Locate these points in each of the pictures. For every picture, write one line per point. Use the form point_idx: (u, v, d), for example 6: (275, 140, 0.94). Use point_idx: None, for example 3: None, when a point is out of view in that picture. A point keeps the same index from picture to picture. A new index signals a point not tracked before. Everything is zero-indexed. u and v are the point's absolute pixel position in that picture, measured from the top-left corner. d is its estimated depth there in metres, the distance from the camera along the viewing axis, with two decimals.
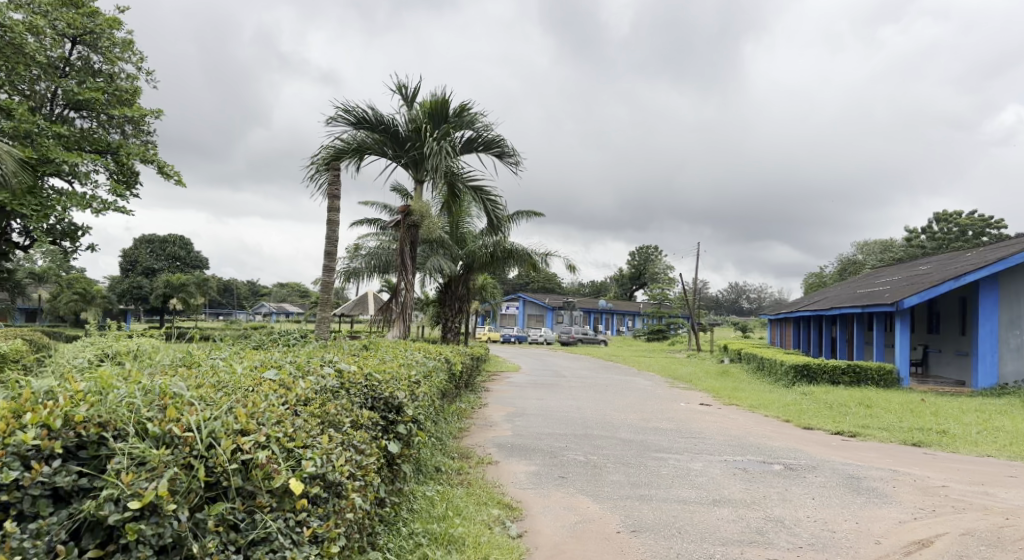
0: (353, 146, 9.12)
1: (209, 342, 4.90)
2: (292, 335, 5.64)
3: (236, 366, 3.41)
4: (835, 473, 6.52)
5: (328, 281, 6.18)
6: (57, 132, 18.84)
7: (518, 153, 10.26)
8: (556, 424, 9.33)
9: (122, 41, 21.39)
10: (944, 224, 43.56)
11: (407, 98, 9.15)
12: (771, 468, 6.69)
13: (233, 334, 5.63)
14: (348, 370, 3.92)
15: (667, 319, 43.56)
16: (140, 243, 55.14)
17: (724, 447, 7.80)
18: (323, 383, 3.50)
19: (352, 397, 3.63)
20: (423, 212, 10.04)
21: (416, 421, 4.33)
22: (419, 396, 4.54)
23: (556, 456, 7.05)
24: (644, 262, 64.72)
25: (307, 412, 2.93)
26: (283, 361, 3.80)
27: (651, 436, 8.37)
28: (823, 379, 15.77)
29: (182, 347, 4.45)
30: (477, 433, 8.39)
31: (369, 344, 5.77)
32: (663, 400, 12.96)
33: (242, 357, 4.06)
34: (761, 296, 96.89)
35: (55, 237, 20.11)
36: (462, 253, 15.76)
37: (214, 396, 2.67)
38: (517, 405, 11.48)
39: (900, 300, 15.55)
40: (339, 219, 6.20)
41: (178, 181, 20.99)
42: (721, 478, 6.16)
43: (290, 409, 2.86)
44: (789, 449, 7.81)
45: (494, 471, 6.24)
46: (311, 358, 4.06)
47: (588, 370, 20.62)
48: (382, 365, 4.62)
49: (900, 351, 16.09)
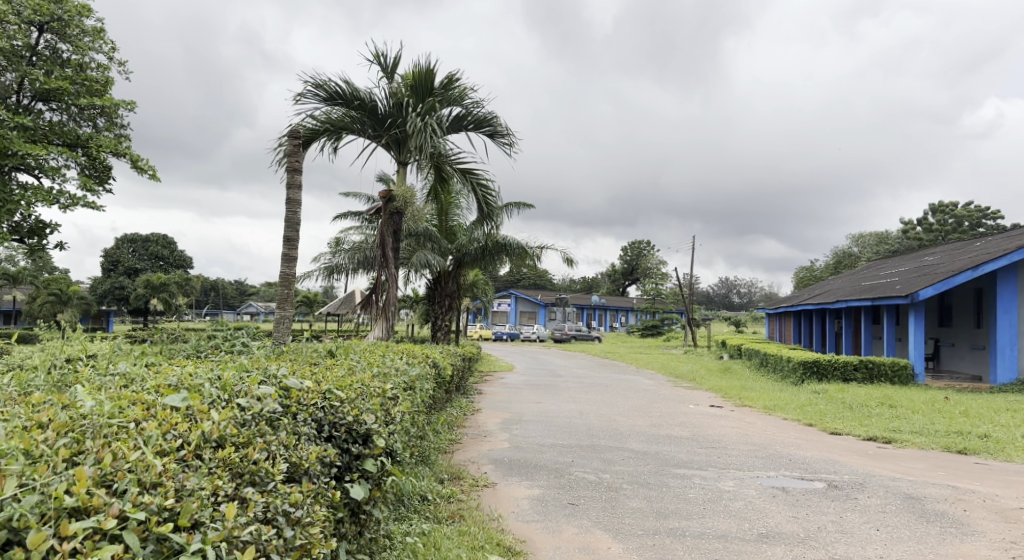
0: (326, 125, 8.11)
1: (123, 349, 3.79)
2: (238, 335, 4.55)
3: (121, 392, 2.37)
4: (890, 493, 5.62)
5: (288, 273, 5.17)
6: (19, 123, 17.56)
7: (512, 132, 9.22)
8: (559, 433, 8.34)
9: (92, 29, 20.14)
10: (940, 214, 43.07)
11: (386, 68, 8.10)
12: (814, 487, 5.78)
13: (163, 338, 4.54)
14: (296, 389, 2.90)
15: (661, 314, 42.72)
16: (121, 242, 53.36)
17: (751, 459, 6.85)
18: (254, 409, 2.50)
19: (298, 430, 2.63)
20: (406, 197, 9.00)
21: (392, 451, 3.30)
22: (397, 416, 3.51)
23: (562, 474, 6.05)
24: (636, 258, 63.91)
25: (207, 466, 1.92)
26: (202, 377, 2.77)
27: (667, 447, 7.40)
28: (835, 376, 14.85)
29: (76, 360, 3.30)
30: (470, 446, 7.39)
31: (337, 348, 4.72)
32: (670, 401, 12.01)
33: (156, 371, 3.01)
34: (751, 291, 96.54)
35: (21, 235, 18.83)
36: (451, 247, 14.64)
37: (42, 447, 1.65)
38: (514, 410, 10.47)
39: (914, 292, 14.60)
40: (300, 198, 5.19)
41: (153, 175, 19.84)
42: (761, 502, 5.22)
43: (179, 462, 1.86)
44: (825, 461, 6.89)
45: (489, 498, 5.22)
46: (248, 370, 3.03)
47: (584, 368, 19.65)
48: (347, 376, 3.57)
49: (915, 346, 15.18)
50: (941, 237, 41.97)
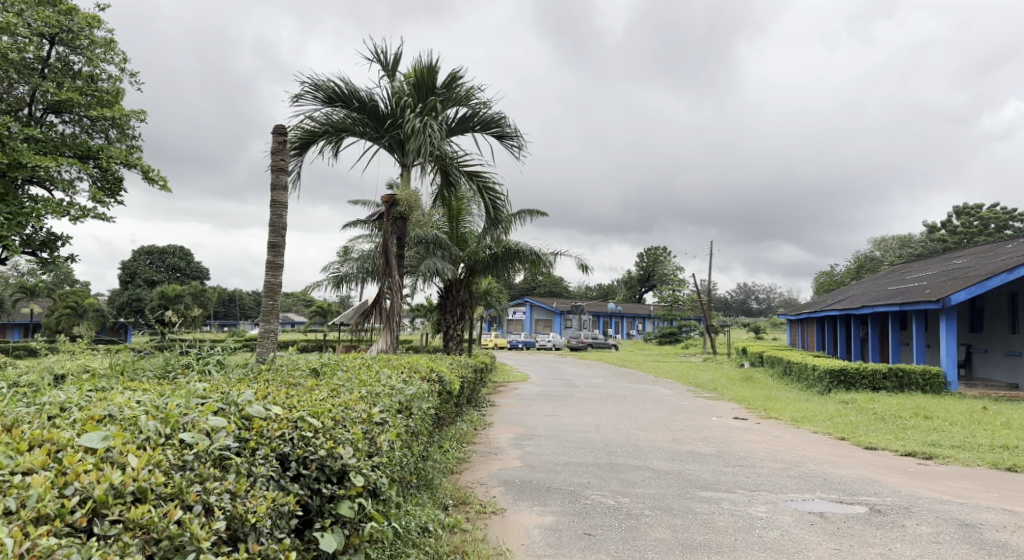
0: (326, 127, 7.76)
1: (74, 377, 3.34)
2: (215, 352, 4.12)
3: (23, 431, 1.94)
4: (941, 520, 5.06)
5: (273, 283, 4.78)
6: (30, 135, 17.35)
7: (521, 134, 8.80)
8: (575, 449, 7.84)
9: (103, 40, 19.95)
10: (965, 217, 42.01)
11: (387, 66, 7.72)
12: (855, 513, 5.24)
13: (132, 356, 4.12)
14: (259, 419, 2.45)
15: (679, 322, 42.01)
16: (139, 254, 53.64)
17: (784, 480, 6.32)
18: (199, 447, 2.05)
19: (254, 472, 2.18)
20: (410, 202, 8.59)
21: (376, 489, 2.85)
22: (383, 447, 3.04)
23: (578, 498, 5.55)
24: (652, 264, 63.21)
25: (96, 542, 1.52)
26: (146, 407, 2.32)
27: (690, 466, 6.87)
28: (863, 385, 14.19)
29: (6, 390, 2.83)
30: (479, 465, 6.91)
31: (325, 366, 4.27)
32: (691, 413, 11.45)
33: (97, 396, 2.57)
34: (770, 296, 95.08)
35: (33, 248, 18.64)
36: (462, 255, 14.18)
37: None
38: (527, 424, 9.99)
39: (946, 296, 13.91)
40: (286, 201, 4.81)
41: (164, 186, 19.59)
42: (799, 532, 4.70)
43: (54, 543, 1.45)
44: (865, 481, 6.34)
45: (497, 528, 4.74)
46: (201, 395, 2.57)
47: (601, 377, 19.06)
48: (327, 400, 3.11)
49: (946, 353, 14.50)
50: (967, 239, 40.93)
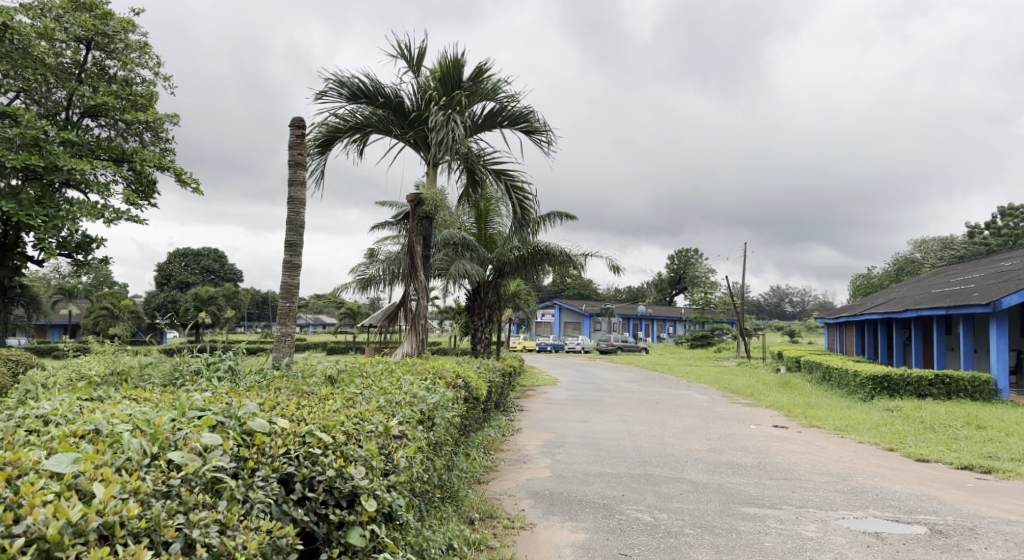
0: (350, 124, 7.57)
1: (70, 387, 3.12)
2: (226, 356, 3.89)
3: None
4: (1012, 544, 4.61)
5: (290, 284, 4.56)
6: (66, 138, 17.57)
7: (550, 129, 8.50)
8: (607, 458, 7.49)
9: (137, 44, 20.12)
10: (1010, 218, 40.43)
11: (412, 60, 7.49)
12: (915, 534, 4.82)
13: (142, 360, 3.91)
14: (261, 434, 2.20)
15: (711, 325, 41.21)
16: (174, 256, 54.63)
17: (833, 495, 5.90)
18: (188, 470, 1.80)
19: (250, 497, 1.92)
20: (436, 200, 8.37)
21: (392, 511, 2.59)
22: (400, 465, 2.78)
23: (612, 513, 5.23)
24: (683, 267, 62.28)
25: None
26: (134, 422, 2.08)
27: (731, 478, 6.48)
28: (908, 392, 13.55)
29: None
30: (508, 475, 6.61)
31: (342, 371, 4.03)
32: (728, 420, 10.99)
33: (87, 407, 2.33)
34: (805, 298, 92.97)
35: (69, 250, 18.90)
36: (491, 256, 13.91)
37: None
38: (557, 430, 9.66)
39: (997, 300, 13.20)
40: (303, 197, 4.60)
41: (195, 188, 19.69)
42: (855, 555, 4.31)
43: None
44: (921, 498, 5.89)
45: (526, 545, 4.43)
46: (192, 407, 2.31)
47: (632, 381, 18.62)
48: (341, 411, 2.87)
49: (996, 359, 13.79)
50: (1012, 241, 39.38)
